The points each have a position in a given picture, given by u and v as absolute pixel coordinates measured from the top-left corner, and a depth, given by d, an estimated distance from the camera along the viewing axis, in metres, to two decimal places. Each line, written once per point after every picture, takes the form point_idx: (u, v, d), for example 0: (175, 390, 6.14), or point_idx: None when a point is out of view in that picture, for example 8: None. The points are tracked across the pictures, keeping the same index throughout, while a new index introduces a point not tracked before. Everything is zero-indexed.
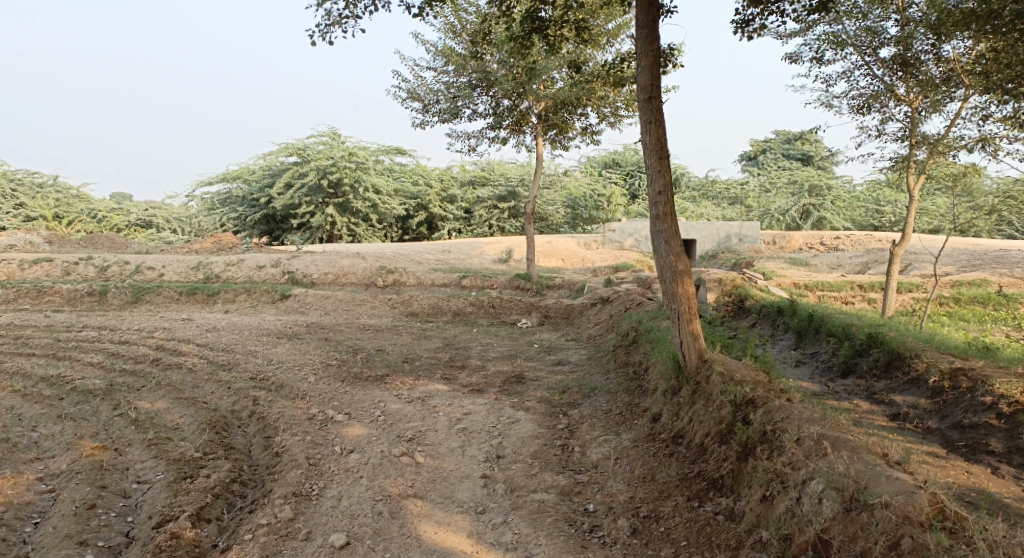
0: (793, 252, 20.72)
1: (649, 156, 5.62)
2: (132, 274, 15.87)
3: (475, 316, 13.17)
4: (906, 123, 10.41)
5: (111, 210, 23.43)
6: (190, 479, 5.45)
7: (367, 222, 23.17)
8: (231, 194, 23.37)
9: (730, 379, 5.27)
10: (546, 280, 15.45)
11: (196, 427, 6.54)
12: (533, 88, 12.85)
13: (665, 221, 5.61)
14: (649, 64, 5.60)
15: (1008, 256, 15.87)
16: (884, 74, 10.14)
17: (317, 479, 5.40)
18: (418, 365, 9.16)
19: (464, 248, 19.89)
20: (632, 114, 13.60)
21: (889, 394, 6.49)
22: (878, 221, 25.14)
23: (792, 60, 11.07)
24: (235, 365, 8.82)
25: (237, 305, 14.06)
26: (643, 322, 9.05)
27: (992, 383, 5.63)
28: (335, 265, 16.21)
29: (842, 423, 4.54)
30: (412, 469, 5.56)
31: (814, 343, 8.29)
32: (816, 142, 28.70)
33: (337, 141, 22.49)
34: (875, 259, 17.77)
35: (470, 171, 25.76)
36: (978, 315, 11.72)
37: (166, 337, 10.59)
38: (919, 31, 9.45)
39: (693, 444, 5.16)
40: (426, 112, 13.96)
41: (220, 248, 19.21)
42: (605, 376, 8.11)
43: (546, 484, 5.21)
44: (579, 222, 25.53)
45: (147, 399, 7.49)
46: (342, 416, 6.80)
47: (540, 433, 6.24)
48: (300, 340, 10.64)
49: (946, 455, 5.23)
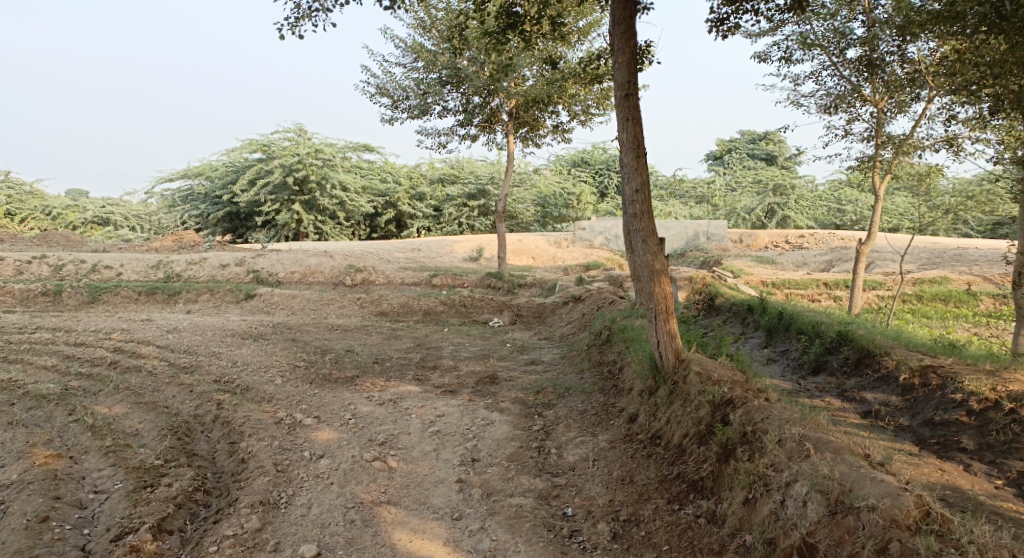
0: (760, 250, 21.00)
1: (626, 154, 5.55)
2: (89, 273, 15.31)
3: (446, 315, 13.01)
4: (873, 123, 10.57)
5: (66, 206, 22.73)
6: (150, 488, 5.19)
7: (334, 219, 22.79)
8: (192, 190, 22.75)
9: (708, 379, 5.22)
10: (517, 279, 15.35)
11: (157, 432, 6.27)
12: (504, 85, 12.73)
13: (642, 220, 5.55)
14: (626, 60, 5.52)
15: (966, 254, 16.28)
16: (852, 75, 10.26)
17: (286, 487, 5.20)
18: (389, 366, 8.97)
19: (434, 246, 19.68)
20: (602, 112, 13.55)
21: (860, 391, 6.54)
22: (839, 220, 25.65)
23: (760, 59, 11.14)
24: (197, 367, 8.52)
25: (199, 305, 13.65)
26: (616, 320, 9.00)
27: (961, 380, 5.70)
28: (302, 264, 15.86)
29: (821, 423, 4.52)
30: (385, 475, 5.40)
31: (785, 341, 8.33)
32: (780, 142, 29.15)
33: (303, 137, 22.04)
34: (839, 257, 18.09)
35: (439, 169, 25.51)
36: (940, 312, 11.97)
37: (125, 338, 10.20)
38: (884, 33, 9.57)
39: (671, 445, 5.10)
40: (395, 108, 13.73)
41: (182, 246, 18.68)
42: (579, 376, 8.03)
43: (523, 488, 5.10)
44: (549, 220, 25.49)
45: (104, 404, 7.17)
46: (310, 419, 6.59)
47: (515, 435, 6.13)
48: (266, 341, 10.35)
49: (920, 452, 5.27)
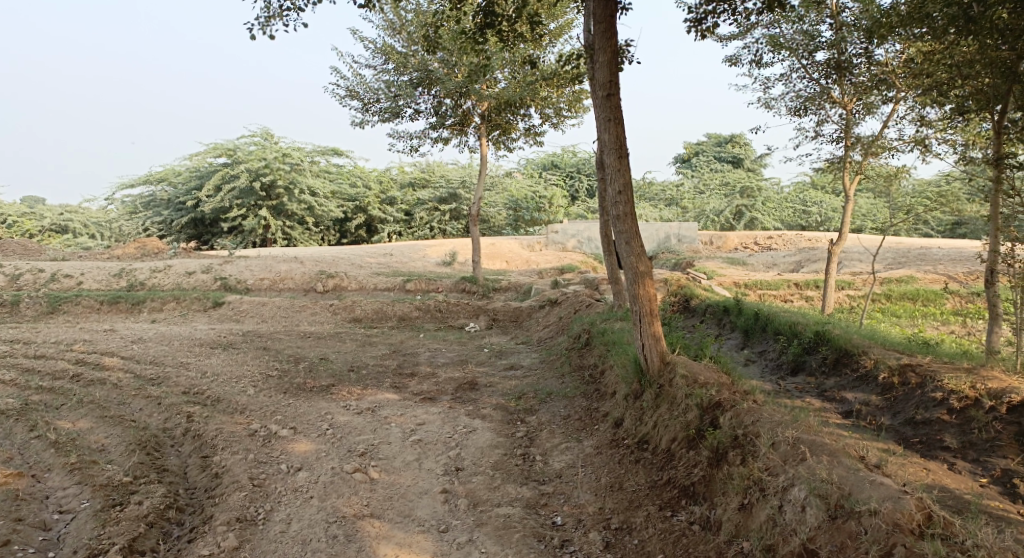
0: (730, 252, 21.23)
1: (608, 155, 5.48)
2: (48, 283, 14.77)
3: (420, 320, 12.84)
4: (842, 125, 10.72)
5: (22, 214, 22.10)
6: (119, 506, 4.94)
7: (303, 225, 22.40)
8: (155, 197, 22.17)
9: (694, 382, 5.18)
10: (491, 283, 15.24)
11: (125, 448, 5.99)
12: (477, 87, 12.62)
13: (626, 222, 5.49)
14: (608, 60, 5.46)
15: (930, 253, 16.64)
16: (820, 77, 10.38)
17: (263, 502, 5.00)
18: (364, 373, 8.77)
19: (407, 251, 19.47)
20: (575, 114, 13.52)
21: (840, 391, 6.57)
22: (805, 221, 26.07)
23: (731, 62, 11.23)
24: (165, 379, 8.21)
25: (165, 313, 13.26)
26: (595, 323, 8.94)
27: (940, 378, 5.75)
28: (272, 270, 15.53)
29: (812, 425, 4.51)
30: (367, 487, 5.23)
31: (762, 342, 8.36)
32: (745, 145, 29.55)
33: (270, 142, 21.63)
34: (807, 258, 18.35)
35: (409, 173, 25.28)
36: (908, 311, 12.17)
37: (87, 349, 9.82)
38: (852, 35, 9.72)
39: (659, 450, 5.04)
40: (366, 111, 13.52)
41: (145, 254, 18.15)
42: (560, 380, 7.95)
43: (510, 497, 4.99)
44: (521, 224, 25.42)
45: (67, 419, 6.85)
46: (286, 430, 6.38)
47: (499, 443, 6.01)
48: (237, 350, 10.06)
49: (904, 451, 5.30)
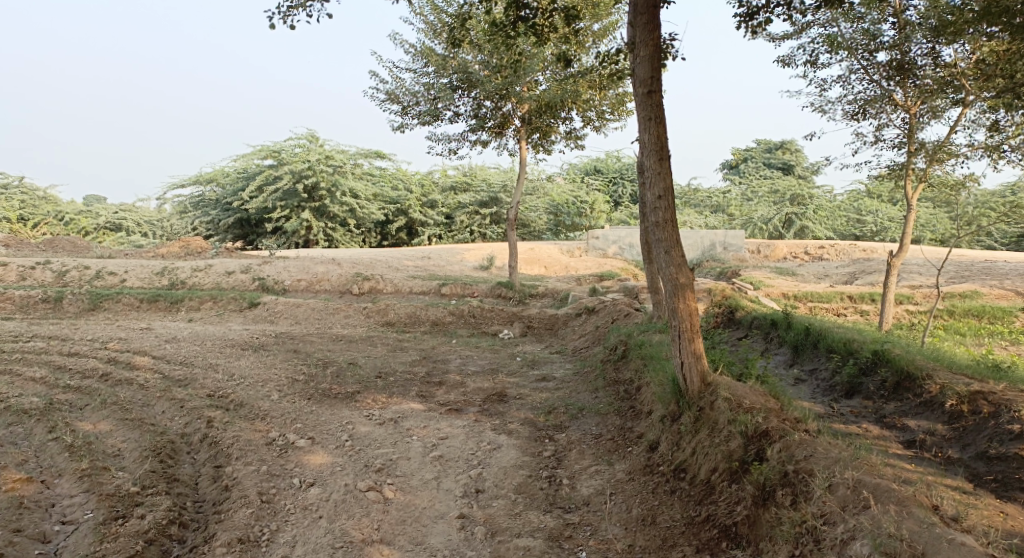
0: (778, 262, 20.38)
1: (647, 157, 5.05)
2: (93, 279, 15.01)
3: (454, 326, 12.52)
4: (904, 130, 9.97)
5: (79, 212, 22.77)
6: (121, 520, 4.74)
7: (344, 227, 22.40)
8: (202, 197, 22.49)
9: (738, 406, 4.70)
10: (529, 289, 14.83)
11: (139, 454, 5.80)
12: (517, 89, 12.28)
13: (665, 230, 5.05)
14: (649, 54, 5.04)
15: (996, 267, 15.57)
16: (882, 79, 9.66)
17: (269, 521, 4.76)
18: (392, 380, 8.48)
19: (445, 254, 19.26)
20: (618, 118, 13.06)
21: (901, 418, 5.96)
22: (859, 231, 24.94)
23: (784, 63, 10.66)
24: (192, 380, 8.07)
25: (202, 313, 13.26)
26: (633, 335, 8.44)
27: (1018, 409, 5.13)
28: (309, 271, 15.44)
29: (874, 463, 4.00)
30: (380, 508, 4.92)
31: (813, 360, 7.74)
32: (796, 151, 28.50)
33: (315, 144, 21.73)
34: (862, 269, 17.41)
35: (451, 176, 25.07)
36: (973, 329, 11.33)
37: (121, 348, 9.81)
38: (917, 34, 8.99)
39: (697, 481, 4.58)
40: (405, 114, 13.33)
41: (188, 253, 18.34)
42: (593, 394, 7.50)
43: (531, 527, 4.61)
44: (562, 229, 24.93)
45: (89, 420, 6.72)
46: (304, 440, 6.11)
47: (524, 463, 5.61)
48: (267, 352, 9.91)
49: (977, 491, 4.72)
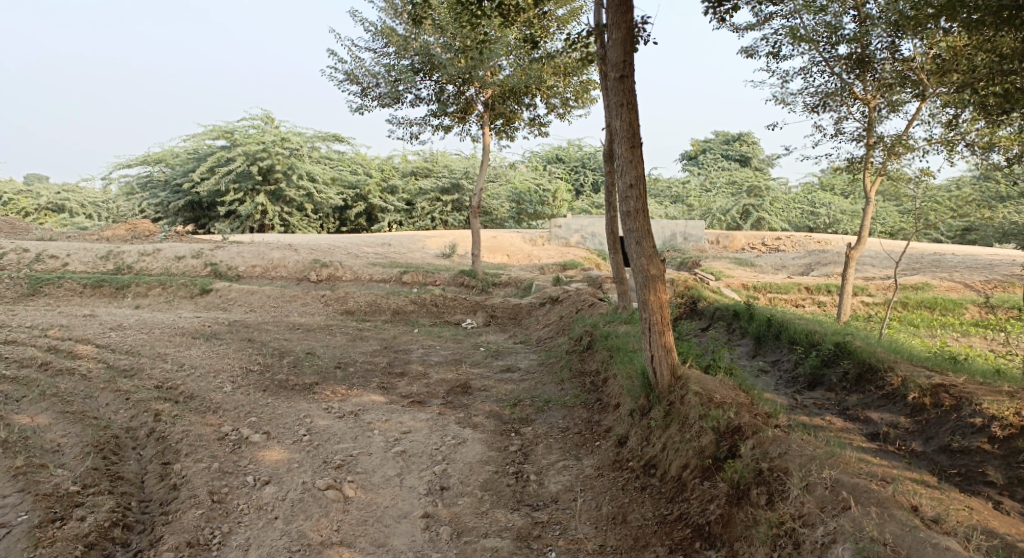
0: (737, 252, 20.63)
1: (619, 144, 4.90)
2: (32, 263, 14.23)
3: (415, 315, 12.25)
4: (864, 123, 10.06)
5: (18, 192, 21.68)
6: (58, 522, 4.41)
7: (301, 211, 21.79)
8: (152, 178, 21.57)
9: (709, 401, 4.62)
10: (491, 278, 14.63)
11: (80, 450, 5.42)
12: (481, 73, 12.02)
13: (637, 219, 4.92)
14: (622, 38, 4.87)
15: (945, 260, 16.01)
16: (842, 72, 9.71)
17: (220, 522, 4.52)
18: (352, 371, 8.20)
19: (405, 241, 18.91)
20: (582, 105, 12.90)
21: (864, 411, 6.00)
22: (813, 223, 25.40)
23: (748, 54, 10.66)
24: (139, 371, 7.65)
25: (150, 299, 12.69)
26: (598, 326, 8.33)
27: (979, 402, 5.18)
28: (264, 257, 14.94)
29: (848, 461, 3.99)
30: (339, 507, 4.71)
31: (775, 351, 7.75)
32: (753, 143, 28.86)
33: (270, 125, 21.04)
34: (818, 261, 17.72)
35: (412, 161, 24.63)
36: (925, 320, 11.59)
37: (62, 336, 9.28)
38: (877, 28, 9.03)
39: (668, 478, 4.51)
40: (365, 96, 12.94)
41: (135, 236, 17.58)
42: (559, 386, 7.37)
43: (499, 526, 4.47)
44: (524, 217, 24.77)
45: (25, 414, 6.30)
46: (259, 435, 5.83)
47: (490, 458, 5.45)
48: (219, 341, 9.50)
49: (942, 485, 4.77)
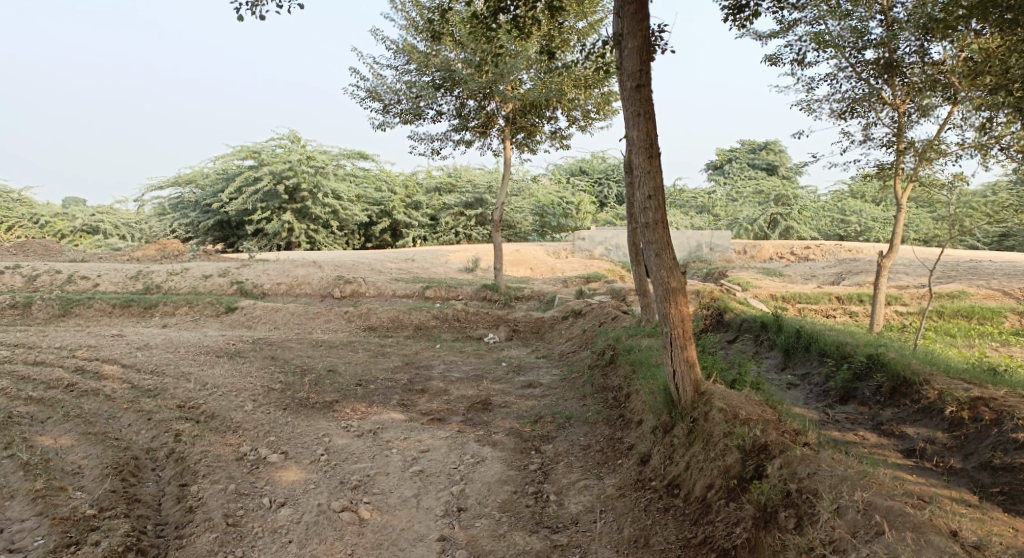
0: (765, 262, 20.25)
1: (636, 154, 4.78)
2: (65, 284, 14.52)
3: (438, 330, 12.18)
4: (894, 128, 9.78)
5: (55, 214, 22.27)
6: (73, 547, 4.40)
7: (327, 229, 21.96)
8: (182, 198, 21.97)
9: (734, 418, 4.45)
10: (514, 292, 14.52)
11: (99, 472, 5.42)
12: (501, 87, 11.99)
13: (656, 231, 4.79)
14: (638, 46, 4.77)
15: (982, 267, 15.49)
16: (870, 77, 9.47)
17: (234, 546, 4.47)
18: (373, 388, 8.14)
19: (429, 256, 18.93)
20: (603, 117, 12.81)
21: (899, 425, 5.74)
22: (843, 231, 24.87)
23: (771, 61, 10.48)
24: (162, 390, 7.68)
25: (177, 318, 12.84)
26: (621, 340, 8.16)
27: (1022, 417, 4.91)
28: (289, 275, 15.06)
29: (881, 481, 3.79)
30: (354, 530, 4.62)
31: (805, 363, 7.50)
32: (780, 152, 28.45)
33: (296, 145, 21.29)
34: (849, 270, 17.29)
35: (436, 177, 24.73)
36: (963, 330, 11.18)
37: (90, 356, 9.39)
38: (904, 31, 8.80)
39: (692, 499, 4.34)
40: (387, 113, 13.00)
41: (164, 256, 17.87)
42: (581, 402, 7.22)
43: (517, 550, 4.34)
44: (547, 230, 24.66)
45: (49, 434, 6.34)
46: (277, 455, 5.78)
47: (509, 477, 5.32)
48: (242, 360, 9.52)
49: (983, 505, 4.52)
